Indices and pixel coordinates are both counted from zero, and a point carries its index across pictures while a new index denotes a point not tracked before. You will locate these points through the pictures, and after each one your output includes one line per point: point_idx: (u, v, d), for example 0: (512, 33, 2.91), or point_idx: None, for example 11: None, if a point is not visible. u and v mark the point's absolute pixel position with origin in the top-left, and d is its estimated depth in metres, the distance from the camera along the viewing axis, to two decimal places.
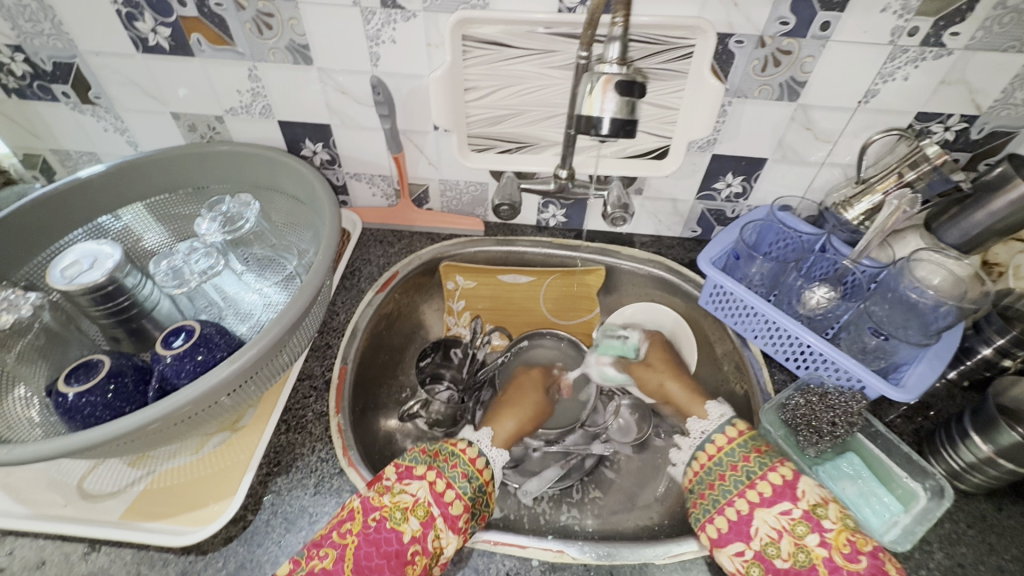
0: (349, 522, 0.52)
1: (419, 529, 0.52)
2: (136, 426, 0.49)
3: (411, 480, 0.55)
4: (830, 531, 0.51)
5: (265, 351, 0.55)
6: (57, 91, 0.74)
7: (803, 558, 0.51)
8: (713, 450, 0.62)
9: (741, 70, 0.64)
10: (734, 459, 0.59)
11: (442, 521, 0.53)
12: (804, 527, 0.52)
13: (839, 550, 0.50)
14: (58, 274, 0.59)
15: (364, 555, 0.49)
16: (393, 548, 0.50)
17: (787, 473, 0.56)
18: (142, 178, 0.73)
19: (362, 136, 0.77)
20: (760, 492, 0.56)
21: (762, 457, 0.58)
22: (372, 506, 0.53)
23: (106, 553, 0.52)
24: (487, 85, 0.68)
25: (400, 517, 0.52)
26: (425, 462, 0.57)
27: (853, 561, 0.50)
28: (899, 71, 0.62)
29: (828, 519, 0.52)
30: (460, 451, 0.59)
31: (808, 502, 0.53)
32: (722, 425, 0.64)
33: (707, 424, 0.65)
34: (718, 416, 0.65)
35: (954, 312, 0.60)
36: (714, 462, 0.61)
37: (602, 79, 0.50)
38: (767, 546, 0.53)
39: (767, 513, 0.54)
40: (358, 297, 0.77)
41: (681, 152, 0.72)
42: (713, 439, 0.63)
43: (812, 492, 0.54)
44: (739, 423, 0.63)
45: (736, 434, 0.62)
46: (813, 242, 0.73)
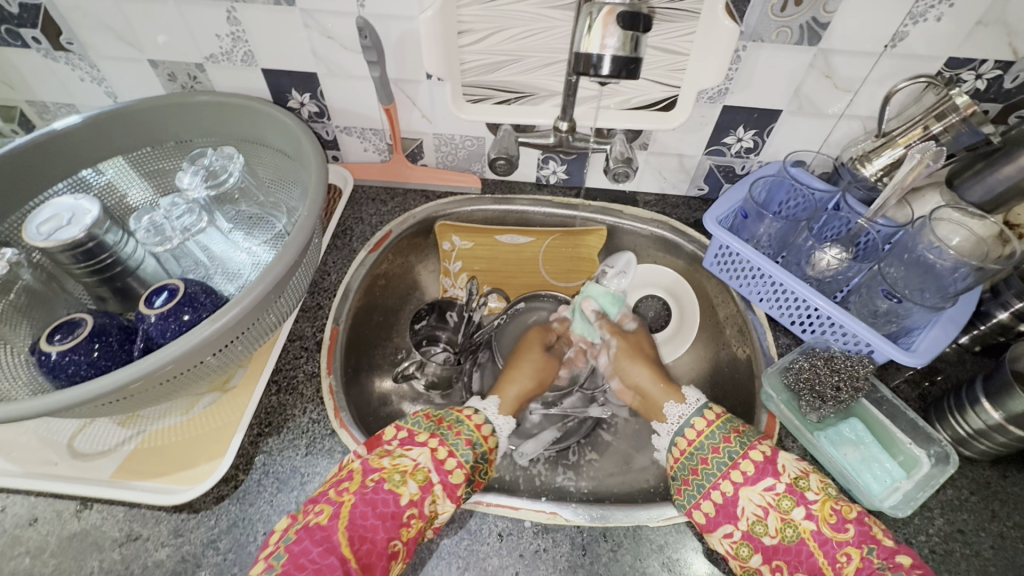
0: (347, 482, 0.51)
1: (417, 493, 0.51)
2: (117, 385, 0.47)
3: (412, 447, 0.55)
4: (815, 503, 0.51)
5: (250, 309, 0.52)
6: (26, 37, 0.70)
7: (792, 533, 0.51)
8: (691, 435, 0.59)
9: (758, 9, 0.58)
10: (712, 443, 0.57)
11: (440, 488, 0.52)
12: (790, 502, 0.52)
13: (826, 521, 0.50)
14: (34, 229, 0.57)
15: (358, 514, 0.49)
16: (389, 510, 0.49)
17: (767, 450, 0.55)
18: (120, 130, 0.69)
19: (353, 86, 0.72)
20: (743, 471, 0.54)
21: (741, 437, 0.57)
22: (372, 468, 0.52)
23: (99, 510, 0.52)
24: (480, 28, 0.63)
25: (399, 480, 0.51)
26: (428, 429, 0.57)
27: (840, 530, 0.49)
28: (932, 11, 0.56)
29: (811, 491, 0.52)
30: (466, 418, 0.60)
31: (790, 476, 0.53)
32: (698, 410, 0.61)
33: (684, 410, 0.62)
34: (695, 400, 0.63)
35: (974, 275, 0.56)
36: (692, 449, 0.58)
37: (603, 11, 0.46)
38: (754, 525, 0.52)
39: (752, 491, 0.53)
40: (351, 257, 0.75)
41: (689, 103, 0.67)
42: (691, 423, 0.60)
43: (792, 467, 0.54)
44: (715, 407, 0.61)
45: (708, 422, 0.59)
46: (826, 200, 0.69)
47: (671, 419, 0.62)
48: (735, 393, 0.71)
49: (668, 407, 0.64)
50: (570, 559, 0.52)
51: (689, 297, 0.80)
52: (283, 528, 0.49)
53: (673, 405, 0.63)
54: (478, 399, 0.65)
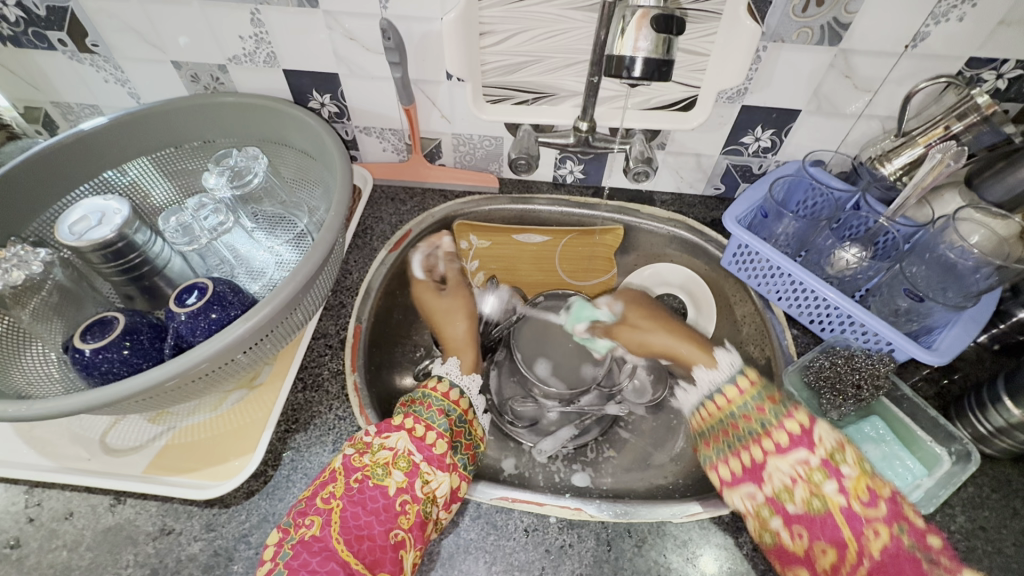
0: (332, 485, 0.51)
1: (405, 480, 0.52)
2: (153, 382, 0.48)
3: (390, 433, 0.55)
4: (848, 478, 0.52)
5: (279, 309, 0.53)
6: (53, 39, 0.71)
7: (819, 505, 0.52)
8: (726, 401, 0.64)
9: (779, 10, 0.59)
10: (748, 409, 0.61)
11: (426, 465, 0.54)
12: (822, 475, 0.53)
13: (857, 497, 0.51)
14: (66, 230, 0.58)
15: (351, 516, 0.49)
16: (380, 504, 0.50)
17: (804, 421, 0.56)
18: (146, 131, 0.70)
19: (373, 86, 0.73)
20: (776, 441, 0.57)
21: (776, 406, 0.59)
22: (354, 467, 0.52)
23: (132, 505, 0.53)
24: (503, 29, 0.63)
25: (383, 472, 0.52)
26: (401, 413, 0.58)
27: (871, 506, 0.50)
28: (954, 11, 0.57)
29: (847, 466, 0.53)
30: (432, 389, 0.62)
31: (825, 449, 0.54)
32: (733, 376, 0.64)
33: (717, 376, 0.67)
34: (729, 365, 0.66)
35: (996, 275, 0.57)
36: (727, 409, 0.63)
37: (636, 15, 0.46)
38: (780, 492, 0.55)
39: (782, 460, 0.56)
40: (371, 256, 0.75)
41: (709, 102, 0.67)
42: (725, 391, 0.64)
43: (828, 439, 0.55)
44: (749, 373, 0.64)
45: (747, 386, 0.62)
46: (846, 200, 0.69)
47: (720, 369, 0.67)
48: None
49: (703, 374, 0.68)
50: (595, 554, 0.53)
51: (709, 302, 0.80)
52: (276, 543, 0.48)
53: (704, 372, 0.69)
54: (441, 365, 0.67)
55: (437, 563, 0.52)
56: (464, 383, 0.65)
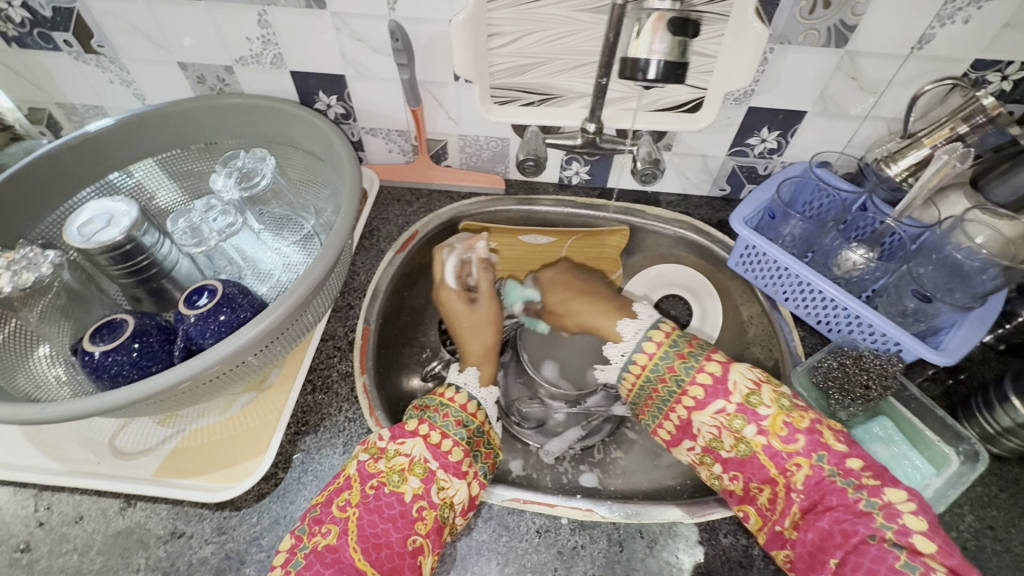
0: (347, 493, 0.51)
1: (421, 487, 0.51)
2: (167, 385, 0.48)
3: (405, 439, 0.54)
4: (766, 418, 0.52)
5: (290, 312, 0.53)
6: (58, 40, 0.70)
7: (745, 448, 0.53)
8: (643, 362, 0.59)
9: (787, 12, 0.59)
10: (662, 369, 0.58)
11: (442, 473, 0.52)
12: (741, 421, 0.53)
13: (777, 435, 0.52)
14: (74, 232, 0.57)
15: (367, 524, 0.49)
16: (396, 511, 0.50)
17: (715, 371, 0.55)
18: (152, 132, 0.70)
19: (380, 87, 0.73)
20: (693, 396, 0.56)
21: (687, 360, 0.57)
22: (368, 474, 0.52)
23: (142, 508, 0.53)
24: (512, 31, 0.63)
25: (399, 479, 0.51)
26: (415, 418, 0.57)
27: (791, 442, 0.51)
28: (960, 13, 0.57)
29: (763, 406, 0.53)
30: (449, 400, 0.59)
31: (740, 395, 0.54)
32: (641, 340, 0.60)
33: (625, 346, 0.61)
34: (633, 333, 0.62)
35: (1002, 276, 0.58)
36: (648, 370, 0.59)
37: (653, 16, 0.46)
38: (711, 442, 0.55)
39: (704, 415, 0.55)
40: (379, 258, 0.75)
41: (716, 104, 0.67)
42: (641, 350, 0.60)
43: (743, 382, 0.54)
44: (664, 325, 0.61)
45: (659, 343, 0.59)
46: (852, 202, 0.69)
47: (628, 338, 0.62)
48: None
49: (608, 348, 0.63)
50: (607, 556, 0.53)
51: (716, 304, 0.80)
52: (289, 550, 0.48)
53: (612, 345, 0.63)
54: (457, 374, 0.64)
55: (448, 565, 0.52)
56: (482, 395, 0.62)
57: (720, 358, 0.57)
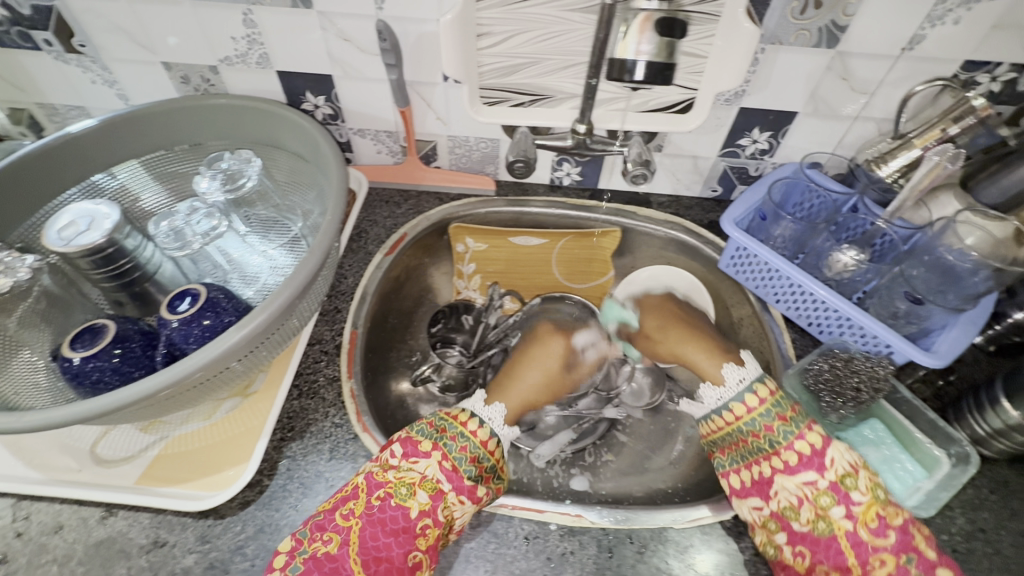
0: (352, 502, 0.50)
1: (428, 504, 0.50)
2: (147, 392, 0.47)
3: (417, 458, 0.53)
4: (859, 505, 0.50)
5: (274, 316, 0.52)
6: (38, 39, 0.69)
7: (824, 527, 0.50)
8: (740, 412, 0.58)
9: (778, 13, 0.59)
10: (757, 426, 0.56)
11: (452, 495, 0.51)
12: (829, 499, 0.51)
13: (866, 524, 0.49)
14: (54, 235, 0.56)
15: (369, 536, 0.48)
16: (400, 526, 0.49)
17: (816, 442, 0.53)
18: (136, 133, 0.69)
19: (368, 88, 0.72)
20: (784, 459, 0.54)
21: (788, 424, 0.55)
22: (376, 484, 0.51)
23: (123, 517, 0.52)
24: (500, 31, 0.63)
25: (407, 493, 0.51)
26: (429, 437, 0.55)
27: (879, 535, 0.49)
28: (950, 14, 0.57)
29: (857, 492, 0.51)
30: (466, 429, 0.56)
31: (836, 472, 0.52)
32: (741, 392, 0.59)
33: (723, 392, 0.60)
34: (736, 381, 0.60)
35: (992, 280, 0.57)
36: (742, 422, 0.58)
37: (639, 17, 0.46)
38: (786, 509, 0.52)
39: (789, 480, 0.53)
40: (367, 260, 0.74)
41: (707, 105, 0.67)
42: (731, 406, 0.59)
43: (841, 462, 0.52)
44: (768, 383, 0.59)
45: (760, 400, 0.58)
46: (842, 203, 0.68)
47: (729, 383, 0.60)
48: None
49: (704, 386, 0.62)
50: (597, 562, 0.52)
51: (709, 305, 0.78)
52: (287, 554, 0.47)
53: (708, 386, 0.62)
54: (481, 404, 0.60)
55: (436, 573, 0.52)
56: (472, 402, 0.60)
57: (821, 431, 0.55)
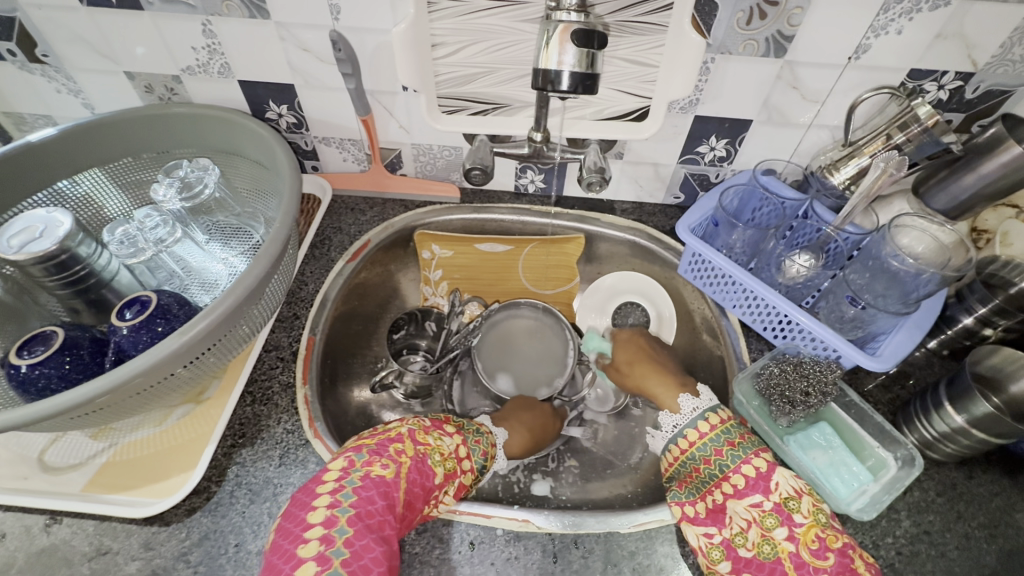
0: (400, 444, 0.53)
1: (446, 477, 0.54)
2: (84, 399, 0.47)
3: (445, 434, 0.57)
4: (800, 526, 0.49)
5: (219, 322, 0.52)
6: (1, 49, 0.70)
7: (768, 550, 0.50)
8: (685, 444, 0.59)
9: (724, 23, 0.60)
10: (707, 452, 0.57)
11: (458, 482, 0.55)
12: (774, 520, 0.50)
13: (807, 545, 0.49)
14: (5, 242, 0.57)
15: (411, 479, 0.51)
16: (429, 484, 0.52)
17: (762, 466, 0.54)
18: (98, 143, 0.69)
19: (330, 97, 0.73)
20: (733, 483, 0.54)
21: (736, 449, 0.55)
22: (418, 439, 0.54)
23: (68, 525, 0.52)
24: (454, 41, 0.64)
25: (439, 458, 0.54)
26: (453, 424, 0.60)
27: (820, 557, 0.48)
28: (893, 24, 0.58)
29: (800, 513, 0.50)
30: (484, 431, 0.63)
31: (780, 495, 0.51)
32: (694, 419, 0.59)
33: (679, 419, 0.61)
34: (691, 409, 0.61)
35: (935, 280, 0.57)
36: (692, 450, 0.58)
37: (559, 29, 0.47)
38: (735, 535, 0.52)
39: (739, 504, 0.53)
40: (328, 267, 0.75)
41: (661, 113, 0.68)
42: (685, 434, 0.59)
43: (786, 486, 0.52)
44: (721, 412, 0.59)
45: (710, 427, 0.58)
46: (796, 208, 0.70)
47: (685, 412, 0.61)
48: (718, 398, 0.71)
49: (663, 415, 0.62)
50: (542, 566, 0.53)
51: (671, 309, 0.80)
52: (342, 469, 0.49)
53: (666, 414, 0.62)
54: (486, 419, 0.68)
55: None
56: None
57: (770, 457, 0.55)
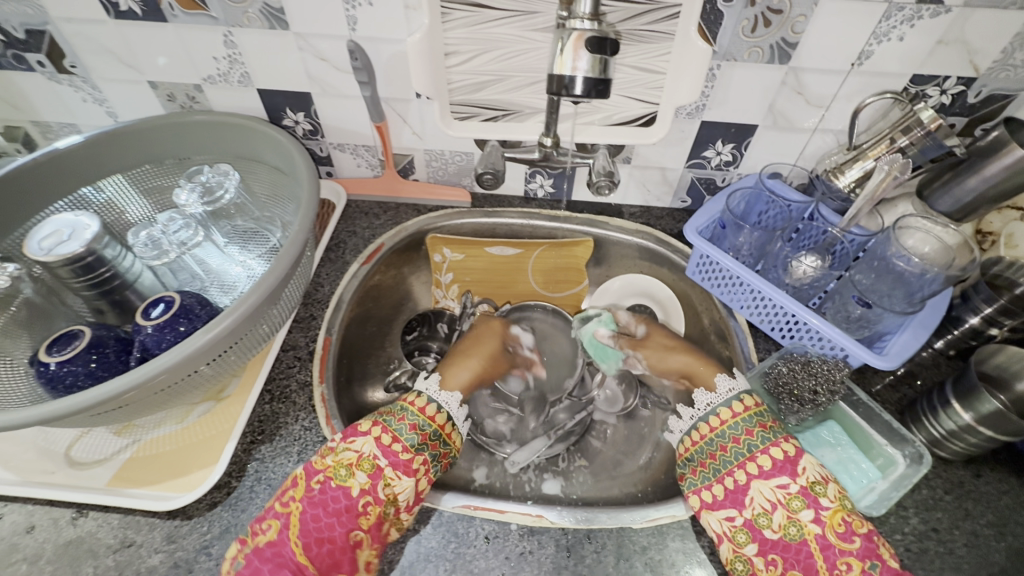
0: (292, 489, 0.51)
1: (368, 482, 0.52)
2: (113, 394, 0.49)
3: (355, 438, 0.55)
4: (826, 510, 0.50)
5: (241, 320, 0.54)
6: (32, 61, 0.72)
7: (795, 532, 0.50)
8: (715, 423, 0.59)
9: (729, 31, 0.61)
10: (735, 433, 0.57)
11: (391, 470, 0.53)
12: (800, 503, 0.51)
13: (833, 529, 0.49)
14: (35, 245, 0.59)
15: (310, 518, 0.49)
16: (342, 505, 0.50)
17: (790, 450, 0.54)
18: (122, 149, 0.72)
19: (345, 104, 0.75)
20: (759, 464, 0.54)
21: (766, 431, 0.56)
22: (315, 470, 0.52)
23: (94, 518, 0.53)
24: (467, 50, 0.66)
25: (346, 473, 0.52)
26: (369, 419, 0.57)
27: (846, 540, 0.49)
28: (895, 31, 0.59)
29: (826, 498, 0.51)
30: (410, 404, 0.60)
31: (807, 479, 0.52)
32: (728, 399, 0.60)
33: (713, 397, 0.61)
34: (727, 390, 0.61)
35: (941, 278, 0.58)
36: (716, 433, 0.59)
37: (573, 36, 0.49)
38: (759, 516, 0.52)
39: (764, 485, 0.53)
40: (343, 269, 0.77)
41: (668, 118, 0.70)
42: (718, 412, 0.60)
43: (812, 471, 0.53)
44: (746, 398, 0.60)
45: (744, 408, 0.59)
46: (802, 211, 0.71)
47: (720, 391, 0.61)
48: None
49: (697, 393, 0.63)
50: (555, 561, 0.53)
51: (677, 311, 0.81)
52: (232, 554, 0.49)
53: (701, 392, 0.63)
54: (424, 379, 0.64)
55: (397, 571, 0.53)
56: (442, 399, 0.62)
57: (796, 442, 0.55)
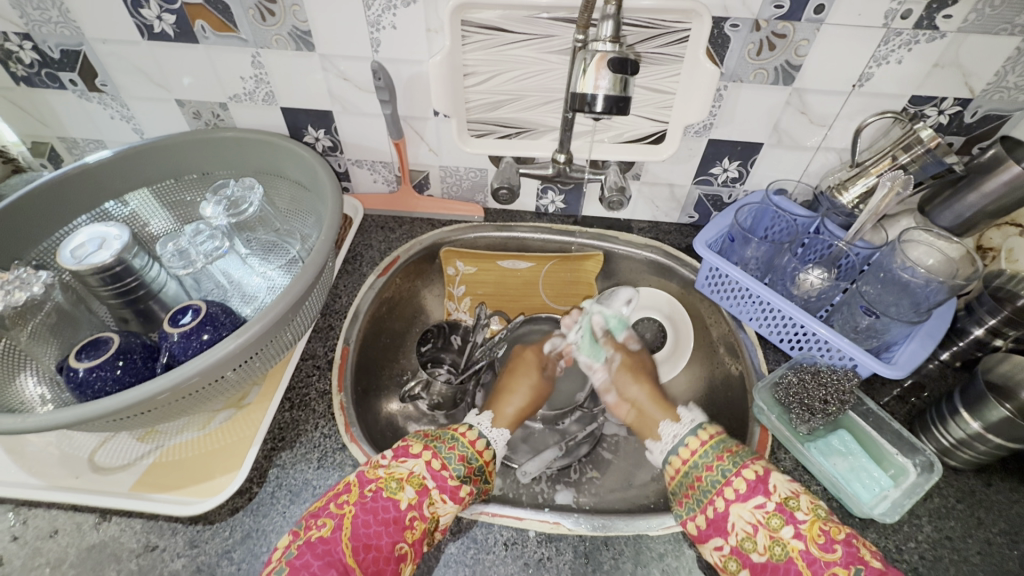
0: (346, 495, 0.53)
1: (415, 497, 0.53)
2: (146, 397, 0.50)
3: (406, 458, 0.56)
4: (804, 523, 0.51)
5: (269, 326, 0.56)
6: (64, 79, 0.76)
7: (780, 551, 0.51)
8: (685, 454, 0.61)
9: (736, 53, 0.64)
10: (703, 465, 0.59)
11: (437, 492, 0.54)
12: (779, 520, 0.52)
13: (815, 540, 0.50)
14: (67, 254, 0.61)
15: (361, 523, 0.50)
16: (390, 515, 0.51)
17: (759, 470, 0.56)
18: (149, 164, 0.74)
19: (364, 122, 0.78)
20: (734, 489, 0.55)
21: (733, 456, 0.58)
22: (367, 479, 0.54)
23: (117, 523, 0.54)
24: (485, 71, 0.69)
25: (397, 486, 0.53)
26: (421, 442, 0.58)
27: (828, 550, 0.50)
28: (893, 54, 0.62)
29: (801, 510, 0.52)
30: (461, 435, 0.61)
31: (780, 496, 0.53)
32: (693, 429, 0.63)
33: (678, 429, 0.64)
34: (690, 420, 0.65)
35: (944, 290, 0.60)
36: (688, 466, 0.60)
37: (595, 58, 0.52)
38: (744, 541, 0.53)
39: (743, 508, 0.54)
40: (360, 281, 0.79)
41: (677, 136, 0.73)
42: (686, 443, 0.62)
43: (783, 487, 0.54)
44: (709, 427, 0.62)
45: (706, 439, 0.61)
46: (807, 225, 0.74)
47: (684, 422, 0.65)
48: (725, 410, 0.75)
49: (664, 425, 0.66)
50: (573, 567, 0.54)
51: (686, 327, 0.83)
52: (285, 544, 0.50)
53: (667, 424, 0.66)
54: (473, 416, 0.66)
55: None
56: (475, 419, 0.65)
57: (764, 461, 0.57)
